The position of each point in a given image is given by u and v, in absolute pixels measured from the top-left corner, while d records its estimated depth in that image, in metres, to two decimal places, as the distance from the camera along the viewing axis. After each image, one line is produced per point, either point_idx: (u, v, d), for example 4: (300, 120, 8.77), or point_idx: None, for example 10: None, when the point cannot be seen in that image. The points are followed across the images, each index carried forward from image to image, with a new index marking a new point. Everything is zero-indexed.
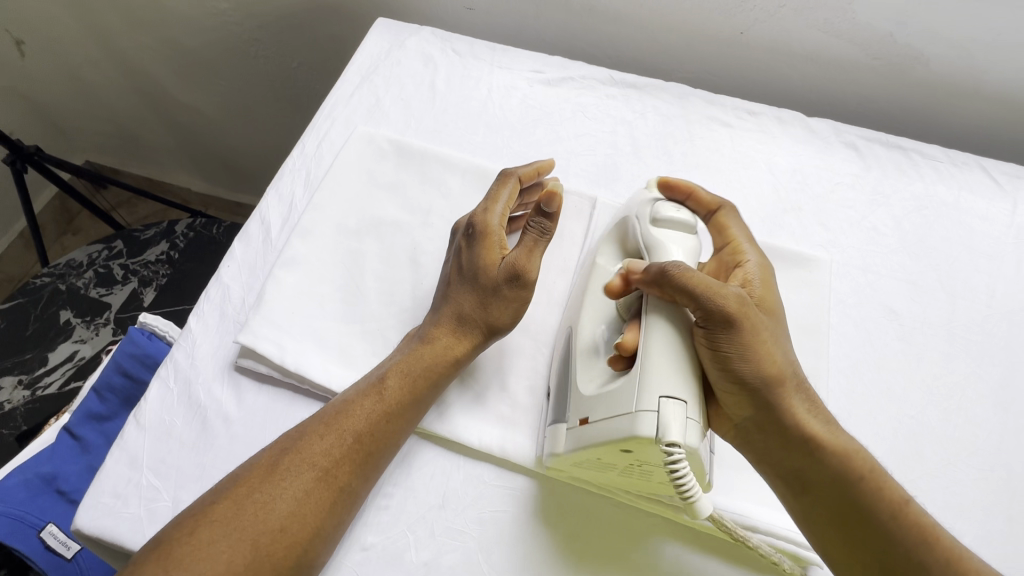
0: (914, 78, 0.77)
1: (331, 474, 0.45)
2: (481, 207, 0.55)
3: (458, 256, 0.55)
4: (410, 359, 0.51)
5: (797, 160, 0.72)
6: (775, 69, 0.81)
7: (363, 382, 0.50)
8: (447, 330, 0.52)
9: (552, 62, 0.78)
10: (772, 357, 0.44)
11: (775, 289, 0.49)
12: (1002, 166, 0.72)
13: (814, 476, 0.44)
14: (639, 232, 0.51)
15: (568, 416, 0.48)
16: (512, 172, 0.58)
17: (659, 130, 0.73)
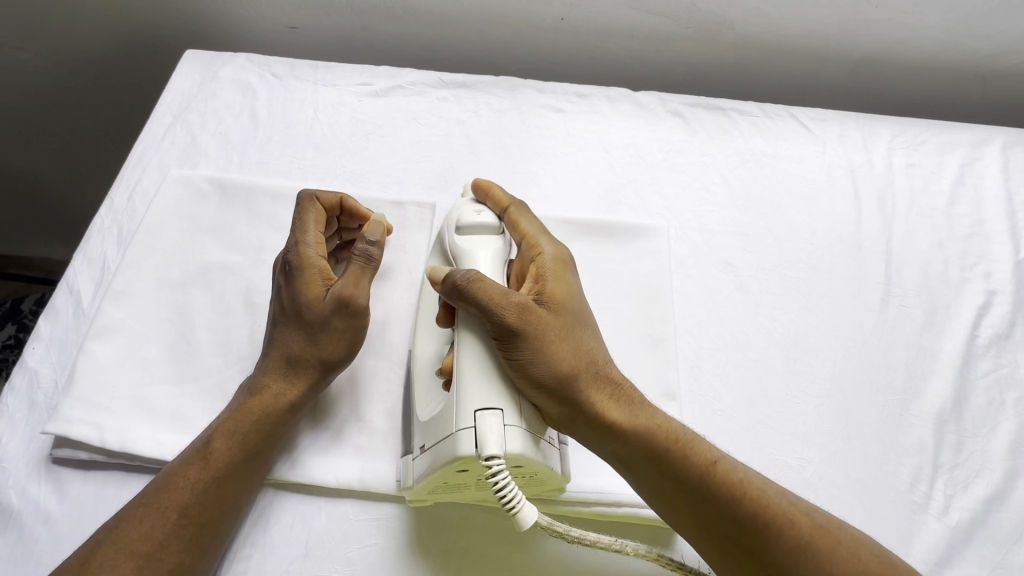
0: (723, 42, 0.81)
1: (155, 558, 0.41)
2: (292, 240, 0.52)
3: (277, 299, 0.51)
4: (238, 414, 0.47)
5: (629, 135, 0.74)
6: (601, 50, 0.84)
7: (190, 448, 0.46)
8: (276, 376, 0.49)
9: (379, 72, 0.76)
10: (567, 349, 0.45)
11: (569, 279, 0.50)
12: (810, 112, 0.79)
13: (642, 462, 0.45)
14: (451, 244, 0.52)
15: (412, 448, 0.48)
16: (313, 195, 0.54)
17: (495, 125, 0.73)
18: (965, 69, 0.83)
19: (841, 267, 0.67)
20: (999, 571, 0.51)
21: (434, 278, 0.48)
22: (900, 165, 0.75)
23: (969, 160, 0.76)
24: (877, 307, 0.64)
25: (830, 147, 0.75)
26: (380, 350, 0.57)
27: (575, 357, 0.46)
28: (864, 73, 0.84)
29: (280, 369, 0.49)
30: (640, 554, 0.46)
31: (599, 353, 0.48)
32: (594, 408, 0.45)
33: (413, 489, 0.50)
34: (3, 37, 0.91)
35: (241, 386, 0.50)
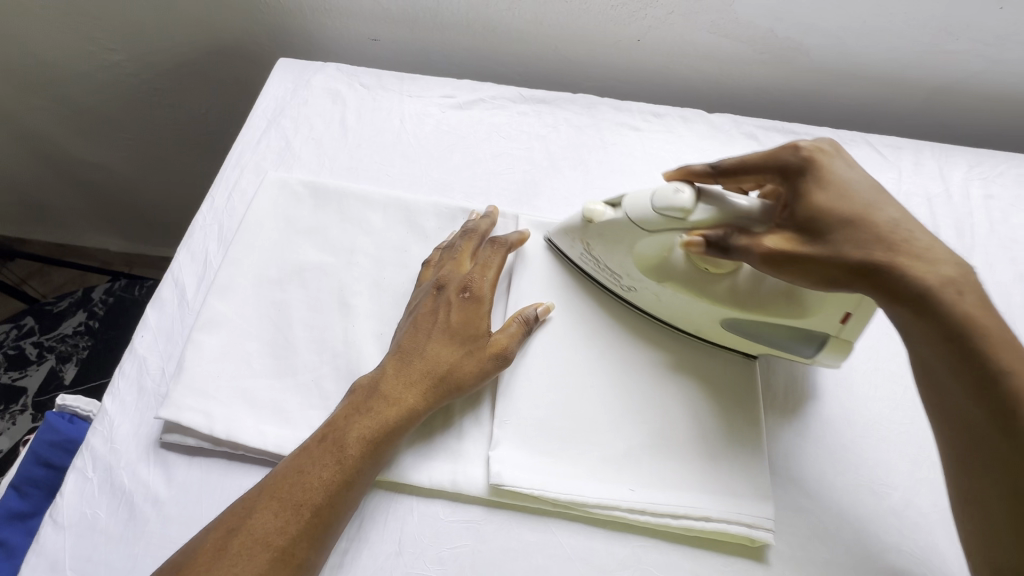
0: (798, 66, 0.82)
1: (287, 552, 0.44)
2: (478, 273, 0.57)
3: (443, 316, 0.55)
4: (371, 419, 0.50)
5: (705, 155, 0.75)
6: (674, 71, 0.85)
7: (316, 444, 0.49)
8: (419, 391, 0.51)
9: (461, 86, 0.79)
10: (864, 234, 0.46)
11: (834, 167, 0.50)
12: (885, 140, 0.79)
13: (945, 345, 0.43)
14: (617, 215, 0.55)
15: (823, 332, 0.53)
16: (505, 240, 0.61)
17: (574, 140, 0.75)
18: None
19: None
20: None
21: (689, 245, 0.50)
22: (978, 196, 0.75)
23: None
24: None
25: (906, 174, 0.76)
26: None
27: (864, 242, 0.46)
28: (939, 102, 0.84)
29: (421, 384, 0.52)
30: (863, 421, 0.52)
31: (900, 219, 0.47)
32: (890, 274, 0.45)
33: (503, 493, 0.51)
34: (99, 39, 0.96)
35: (369, 387, 0.52)
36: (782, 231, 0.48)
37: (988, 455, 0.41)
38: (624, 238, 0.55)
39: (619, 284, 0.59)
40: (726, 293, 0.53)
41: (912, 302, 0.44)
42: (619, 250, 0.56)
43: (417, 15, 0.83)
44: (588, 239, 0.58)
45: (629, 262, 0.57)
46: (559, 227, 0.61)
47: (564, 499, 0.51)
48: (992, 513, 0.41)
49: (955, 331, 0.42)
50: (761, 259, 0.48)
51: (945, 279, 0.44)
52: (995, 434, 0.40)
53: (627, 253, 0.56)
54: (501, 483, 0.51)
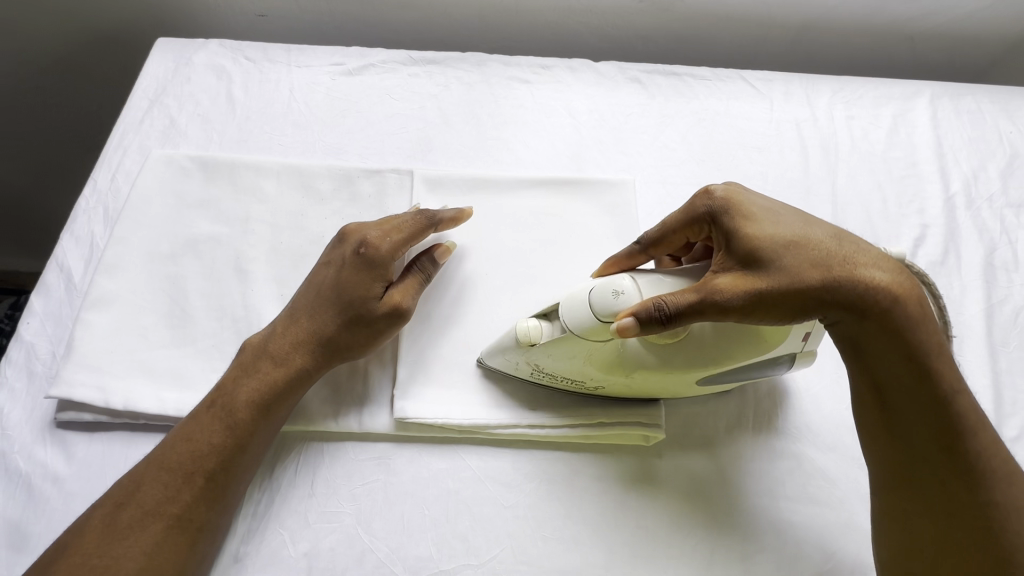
0: (675, 12, 0.87)
1: (183, 518, 0.45)
2: (380, 233, 0.55)
3: (336, 276, 0.54)
4: (260, 383, 0.50)
5: (593, 101, 0.79)
6: (562, 25, 0.88)
7: (205, 410, 0.49)
8: (306, 351, 0.52)
9: (350, 53, 0.79)
10: (815, 261, 0.46)
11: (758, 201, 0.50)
12: (758, 75, 0.85)
13: (901, 363, 0.45)
14: (553, 329, 0.50)
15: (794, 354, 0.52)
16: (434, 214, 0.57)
17: (466, 96, 0.77)
18: (894, 29, 0.90)
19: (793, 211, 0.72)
20: None
21: (625, 329, 0.45)
22: (841, 117, 0.81)
23: (903, 110, 0.83)
24: None
25: (777, 103, 0.81)
26: None
27: (818, 273, 0.45)
28: (805, 37, 0.91)
29: (310, 345, 0.52)
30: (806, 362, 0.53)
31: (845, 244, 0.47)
32: (847, 306, 0.45)
33: (409, 427, 0.54)
34: None
35: (258, 352, 0.52)
36: (730, 272, 0.46)
37: (941, 461, 0.45)
38: (565, 350, 0.50)
39: (583, 388, 0.54)
40: (694, 360, 0.49)
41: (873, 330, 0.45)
42: (567, 360, 0.51)
43: None
44: (528, 357, 0.52)
45: (584, 367, 0.51)
46: (491, 352, 0.54)
47: (468, 424, 0.54)
48: (924, 506, 0.46)
49: (910, 351, 0.45)
50: (720, 305, 0.45)
51: (895, 292, 0.45)
52: (940, 440, 0.45)
53: (578, 357, 0.50)
54: (405, 416, 0.53)
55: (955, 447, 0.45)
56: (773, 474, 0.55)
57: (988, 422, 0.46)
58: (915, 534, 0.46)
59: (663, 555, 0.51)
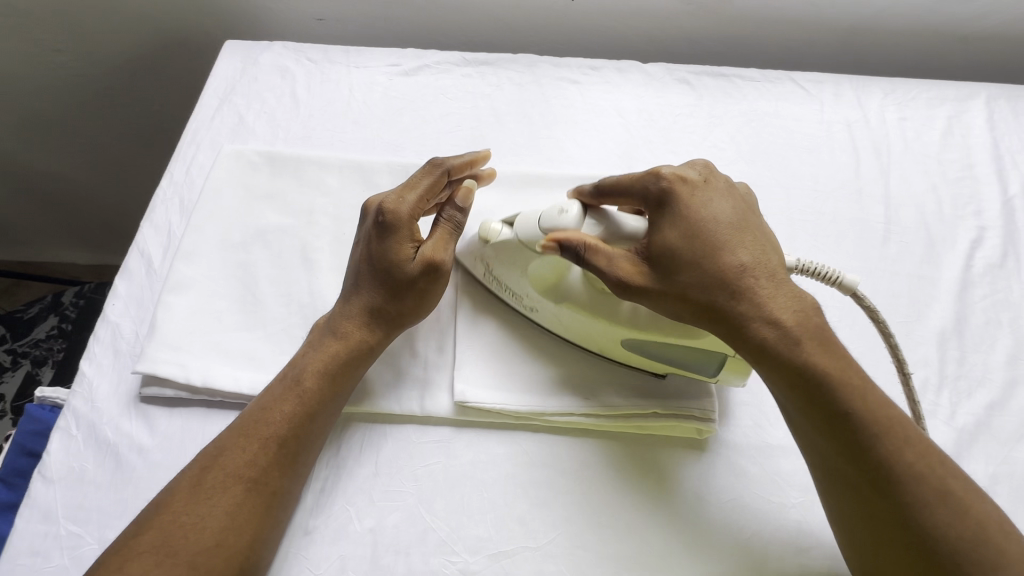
0: (723, 15, 0.88)
1: (259, 482, 0.48)
2: (396, 195, 0.55)
3: (366, 245, 0.56)
4: (325, 356, 0.53)
5: (641, 101, 0.80)
6: (610, 28, 0.90)
7: (277, 382, 0.52)
8: (357, 322, 0.54)
9: (406, 54, 0.82)
10: (701, 270, 0.49)
11: (690, 192, 0.52)
12: (808, 76, 0.85)
13: (787, 382, 0.48)
14: (511, 233, 0.57)
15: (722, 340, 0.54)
16: (444, 164, 0.58)
17: (517, 96, 0.79)
18: (948, 31, 0.89)
19: (845, 211, 0.72)
20: (1004, 466, 0.57)
21: (548, 247, 0.51)
22: (893, 119, 0.81)
23: (957, 113, 0.82)
24: (880, 243, 0.70)
25: (827, 105, 0.81)
26: None
27: (706, 279, 0.49)
28: (855, 39, 0.91)
29: (358, 316, 0.55)
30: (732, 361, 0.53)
31: (744, 252, 0.51)
32: (728, 312, 0.49)
33: (468, 412, 0.56)
34: (43, 40, 0.96)
35: (323, 328, 0.55)
36: (636, 258, 0.51)
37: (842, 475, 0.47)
38: (518, 254, 0.57)
39: (523, 308, 0.59)
40: (622, 313, 0.53)
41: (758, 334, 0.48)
42: (515, 264, 0.57)
43: None
44: (488, 265, 0.59)
45: (526, 283, 0.57)
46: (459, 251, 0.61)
47: (524, 410, 0.55)
48: (848, 505, 0.47)
49: (800, 372, 0.47)
50: (620, 286, 0.50)
51: (775, 303, 0.49)
52: (843, 457, 0.46)
53: (525, 269, 0.57)
54: (465, 401, 0.55)
55: (854, 454, 0.46)
56: None
57: (911, 444, 0.46)
58: (858, 546, 0.47)
59: (717, 546, 0.52)
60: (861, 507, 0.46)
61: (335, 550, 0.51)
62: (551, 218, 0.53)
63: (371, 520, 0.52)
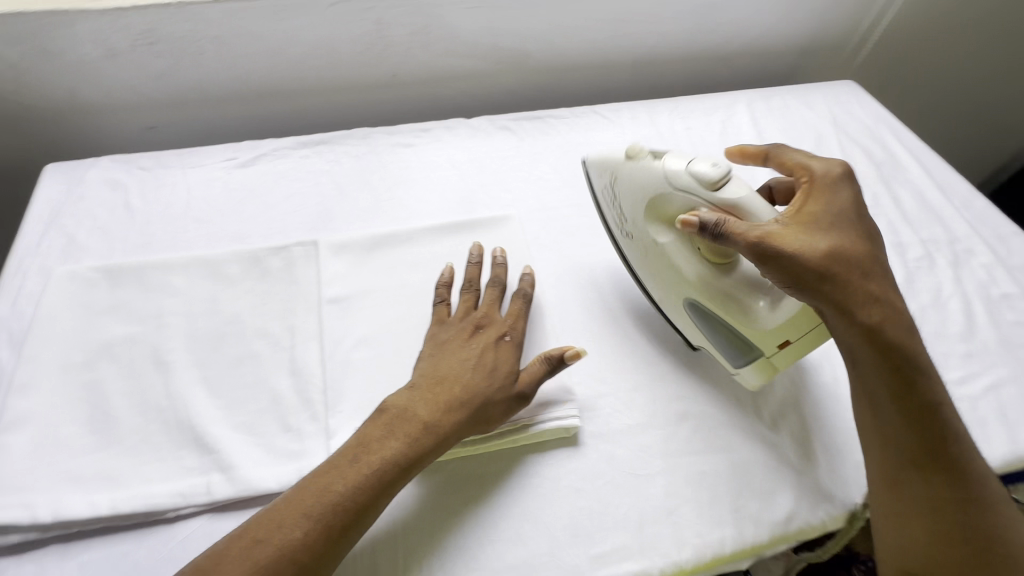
0: (528, 67, 1.01)
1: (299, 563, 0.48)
2: (514, 325, 0.64)
3: (480, 353, 0.60)
4: (403, 440, 0.54)
5: (471, 151, 0.89)
6: (434, 93, 1.01)
7: (346, 463, 0.53)
8: (445, 405, 0.56)
9: (243, 147, 0.86)
10: (841, 259, 0.54)
11: (838, 204, 0.58)
12: (607, 107, 0.99)
13: (868, 355, 0.53)
14: (655, 162, 0.61)
15: (757, 348, 0.60)
16: (524, 291, 0.67)
17: (356, 167, 0.85)
18: (709, 55, 1.10)
19: None
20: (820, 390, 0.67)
21: (687, 223, 0.56)
22: (680, 130, 0.97)
23: (728, 116, 1.00)
24: None
25: (627, 128, 0.96)
26: (294, 371, 0.64)
27: (831, 259, 0.54)
28: (641, 70, 1.08)
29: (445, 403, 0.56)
30: (760, 362, 0.61)
31: (885, 290, 0.55)
32: (864, 333, 0.53)
33: None
34: None
35: (403, 411, 0.56)
36: (781, 226, 0.55)
37: (902, 443, 0.53)
38: (648, 176, 0.61)
39: (622, 230, 0.67)
40: (702, 281, 0.61)
41: (895, 376, 0.53)
42: (626, 195, 0.64)
43: (186, 96, 0.90)
44: (614, 176, 0.65)
45: (640, 212, 0.63)
46: (599, 156, 0.67)
47: None
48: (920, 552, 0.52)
49: (885, 344, 0.53)
50: (747, 245, 0.53)
51: (918, 376, 0.53)
52: (917, 436, 0.53)
53: (634, 201, 0.63)
54: None
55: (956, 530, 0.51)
56: (680, 436, 0.63)
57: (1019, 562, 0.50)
58: (883, 504, 0.55)
59: (600, 530, 0.57)
60: (903, 467, 0.54)
61: None
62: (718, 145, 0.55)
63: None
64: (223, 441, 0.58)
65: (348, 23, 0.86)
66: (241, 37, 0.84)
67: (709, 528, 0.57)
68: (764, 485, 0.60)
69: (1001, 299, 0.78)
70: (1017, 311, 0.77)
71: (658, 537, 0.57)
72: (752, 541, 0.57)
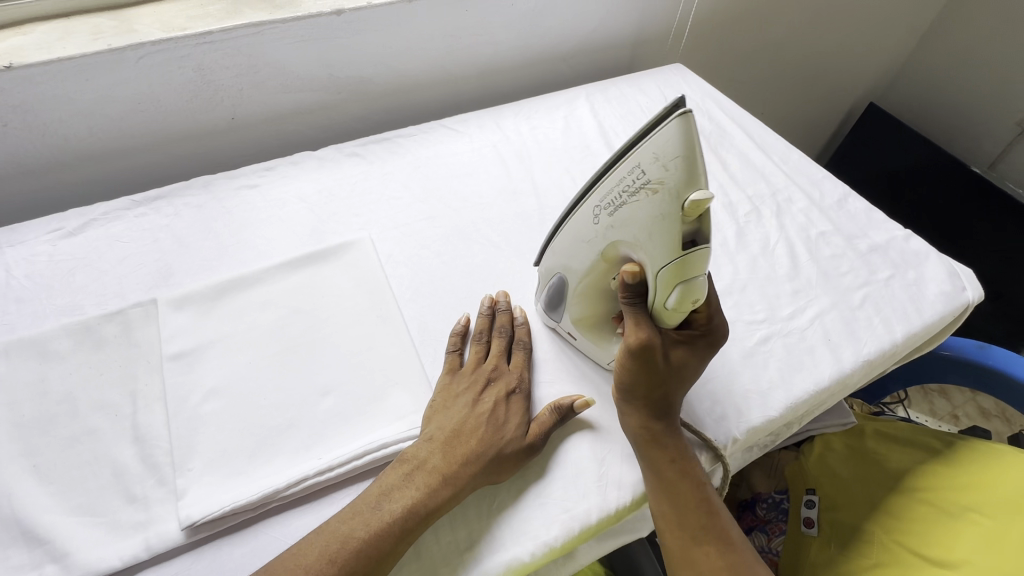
0: (372, 91, 1.03)
1: None
2: (521, 379, 0.66)
3: (495, 406, 0.62)
4: (422, 489, 0.56)
5: (320, 182, 0.89)
6: (280, 130, 1.00)
7: (367, 510, 0.54)
8: (445, 481, 0.56)
9: (69, 216, 0.81)
10: (671, 375, 0.60)
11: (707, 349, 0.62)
12: (455, 119, 1.03)
13: (649, 451, 0.60)
14: (683, 224, 0.49)
15: (561, 324, 0.68)
16: (527, 342, 0.70)
17: (198, 216, 0.83)
18: (547, 57, 1.16)
19: (507, 211, 0.88)
20: None
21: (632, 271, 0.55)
22: (526, 130, 1.01)
23: (569, 111, 1.06)
24: (539, 224, 0.86)
25: (475, 136, 0.99)
26: (137, 438, 0.61)
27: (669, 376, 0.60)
28: (487, 78, 1.13)
29: (442, 480, 0.56)
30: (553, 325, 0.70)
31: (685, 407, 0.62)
32: (662, 432, 0.60)
33: (200, 530, 0.55)
34: None
35: (421, 460, 0.58)
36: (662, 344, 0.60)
37: (686, 519, 0.58)
38: (667, 236, 0.50)
39: (602, 204, 0.55)
40: (578, 292, 0.63)
41: (678, 463, 0.60)
42: (640, 212, 0.51)
43: None
44: (645, 177, 0.49)
45: (626, 230, 0.53)
46: (657, 143, 0.48)
47: (259, 497, 0.56)
48: None
49: (664, 445, 0.60)
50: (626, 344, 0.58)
51: (695, 470, 0.61)
52: (694, 512, 0.59)
53: (650, 223, 0.51)
54: (191, 521, 0.54)
55: None
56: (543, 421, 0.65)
57: None
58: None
59: (470, 527, 0.58)
60: (691, 547, 0.58)
61: None
62: (703, 275, 0.52)
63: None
64: (58, 528, 0.54)
65: (167, 74, 0.84)
66: (46, 103, 0.80)
67: (575, 502, 0.60)
68: (624, 449, 0.63)
69: (818, 238, 0.87)
70: (832, 246, 0.86)
71: (526, 522, 0.58)
72: (616, 505, 0.60)
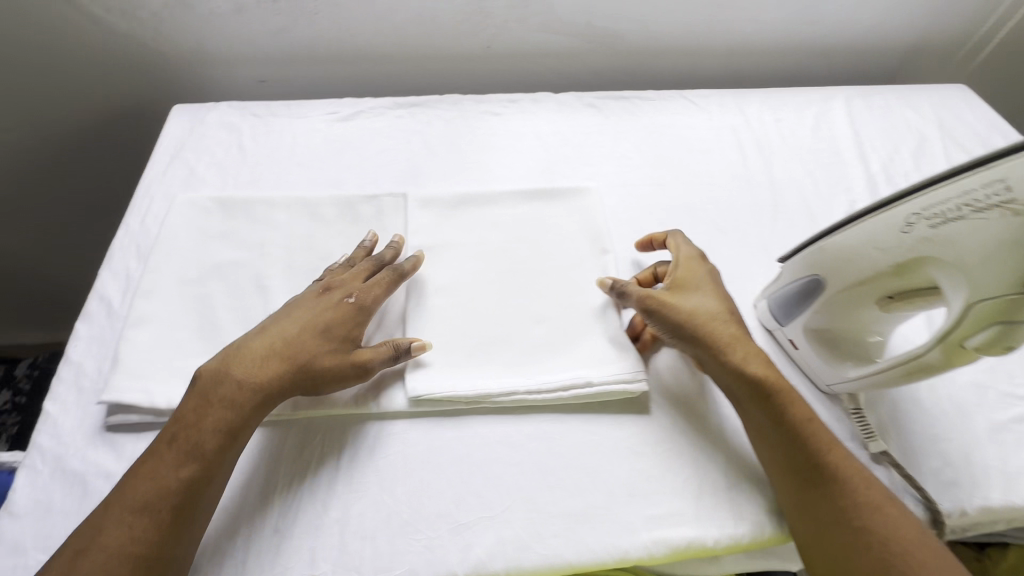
0: (619, 48, 1.02)
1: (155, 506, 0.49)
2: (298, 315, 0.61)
3: (324, 311, 0.61)
4: (240, 372, 0.56)
5: (556, 125, 0.91)
6: (523, 67, 1.03)
7: (212, 380, 0.55)
8: (276, 356, 0.57)
9: (343, 103, 0.91)
10: (700, 319, 0.60)
11: (697, 276, 0.64)
12: (696, 93, 0.98)
13: (743, 399, 0.57)
14: None
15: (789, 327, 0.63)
16: (399, 270, 0.67)
17: (446, 130, 0.89)
18: (806, 48, 1.06)
19: (737, 198, 0.83)
20: (899, 391, 0.65)
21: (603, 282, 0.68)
22: (770, 120, 0.95)
23: (822, 111, 0.97)
24: (770, 219, 0.81)
25: (715, 114, 0.95)
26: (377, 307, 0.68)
27: (695, 316, 0.61)
28: (733, 58, 1.06)
29: (272, 357, 0.57)
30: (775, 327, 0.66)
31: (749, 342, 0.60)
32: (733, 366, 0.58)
33: (421, 403, 0.61)
34: None
35: (214, 377, 0.55)
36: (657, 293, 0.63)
37: (791, 460, 0.54)
38: (1009, 266, 0.44)
39: (924, 213, 0.48)
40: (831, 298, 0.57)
41: (761, 399, 0.56)
42: (984, 233, 0.45)
43: (295, 52, 0.96)
44: (1010, 194, 0.44)
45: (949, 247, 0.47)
46: None
47: (473, 394, 0.61)
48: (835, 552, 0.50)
49: (746, 375, 0.57)
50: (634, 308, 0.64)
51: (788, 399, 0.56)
52: (802, 451, 0.54)
53: (994, 246, 0.45)
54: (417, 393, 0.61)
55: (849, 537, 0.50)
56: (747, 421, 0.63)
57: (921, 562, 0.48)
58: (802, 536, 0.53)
59: (656, 493, 0.57)
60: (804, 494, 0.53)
61: (305, 543, 0.54)
62: None
63: (209, 574, 0.52)
64: None
65: None
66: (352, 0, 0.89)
67: (766, 509, 0.57)
68: None
69: None
70: None
71: (715, 508, 0.57)
72: None
